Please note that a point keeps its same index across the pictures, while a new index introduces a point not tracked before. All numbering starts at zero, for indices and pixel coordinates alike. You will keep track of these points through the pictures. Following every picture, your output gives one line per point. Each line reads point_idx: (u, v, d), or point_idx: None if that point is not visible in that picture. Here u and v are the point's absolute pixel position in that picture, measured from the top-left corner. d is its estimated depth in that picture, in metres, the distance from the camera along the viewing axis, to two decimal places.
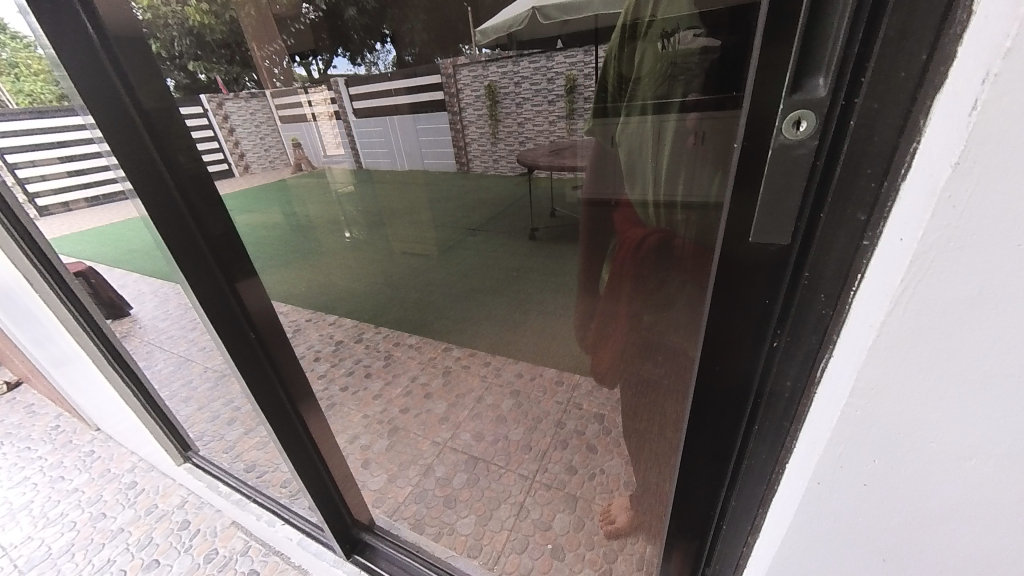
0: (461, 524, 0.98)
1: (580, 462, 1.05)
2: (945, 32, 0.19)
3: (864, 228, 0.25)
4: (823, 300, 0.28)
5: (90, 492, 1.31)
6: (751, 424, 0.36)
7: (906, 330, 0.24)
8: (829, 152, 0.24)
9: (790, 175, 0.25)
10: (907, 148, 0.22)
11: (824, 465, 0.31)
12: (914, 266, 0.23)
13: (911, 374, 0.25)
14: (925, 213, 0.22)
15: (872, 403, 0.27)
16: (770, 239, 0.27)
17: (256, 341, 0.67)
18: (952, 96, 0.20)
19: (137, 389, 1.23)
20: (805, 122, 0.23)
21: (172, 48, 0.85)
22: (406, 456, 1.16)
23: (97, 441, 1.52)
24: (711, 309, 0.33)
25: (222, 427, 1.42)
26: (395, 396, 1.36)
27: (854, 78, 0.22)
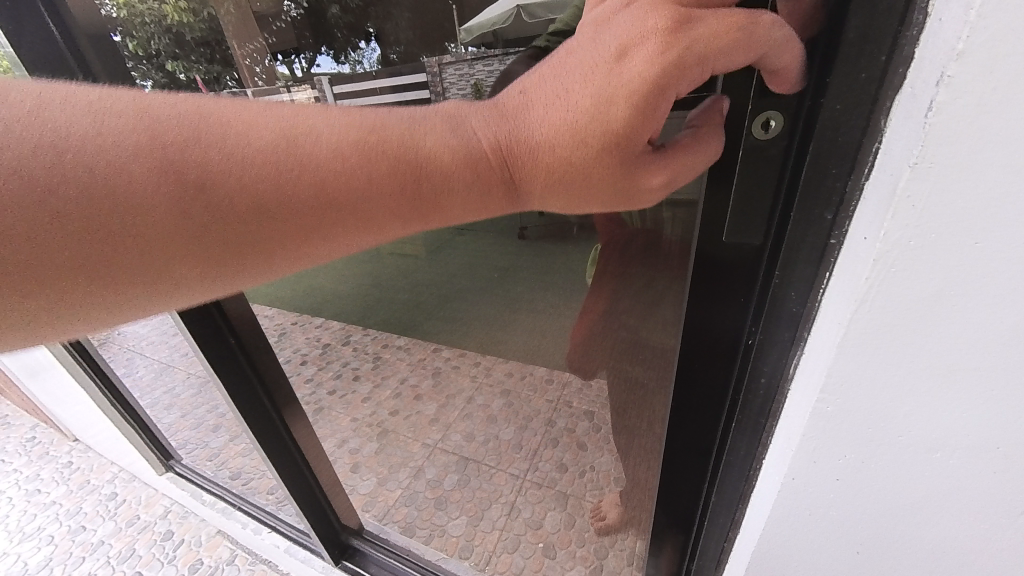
0: (451, 526, 1.01)
1: (571, 459, 1.04)
2: (905, 32, 0.20)
3: (831, 226, 0.27)
4: (794, 298, 0.30)
5: (69, 504, 1.28)
6: (729, 419, 0.39)
7: (873, 327, 0.24)
8: (798, 153, 0.27)
9: (761, 174, 0.28)
10: (870, 146, 0.23)
11: (798, 461, 0.31)
12: (878, 264, 0.22)
13: (878, 371, 0.25)
14: (887, 212, 0.21)
15: (841, 399, 0.27)
16: (742, 238, 0.30)
17: (236, 346, 0.67)
18: (910, 96, 0.20)
19: (116, 399, 1.19)
20: (773, 123, 0.26)
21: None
22: (395, 458, 1.19)
23: (75, 452, 1.46)
24: (691, 312, 0.36)
25: (207, 434, 1.38)
26: (385, 398, 1.37)
27: (818, 82, 0.24)
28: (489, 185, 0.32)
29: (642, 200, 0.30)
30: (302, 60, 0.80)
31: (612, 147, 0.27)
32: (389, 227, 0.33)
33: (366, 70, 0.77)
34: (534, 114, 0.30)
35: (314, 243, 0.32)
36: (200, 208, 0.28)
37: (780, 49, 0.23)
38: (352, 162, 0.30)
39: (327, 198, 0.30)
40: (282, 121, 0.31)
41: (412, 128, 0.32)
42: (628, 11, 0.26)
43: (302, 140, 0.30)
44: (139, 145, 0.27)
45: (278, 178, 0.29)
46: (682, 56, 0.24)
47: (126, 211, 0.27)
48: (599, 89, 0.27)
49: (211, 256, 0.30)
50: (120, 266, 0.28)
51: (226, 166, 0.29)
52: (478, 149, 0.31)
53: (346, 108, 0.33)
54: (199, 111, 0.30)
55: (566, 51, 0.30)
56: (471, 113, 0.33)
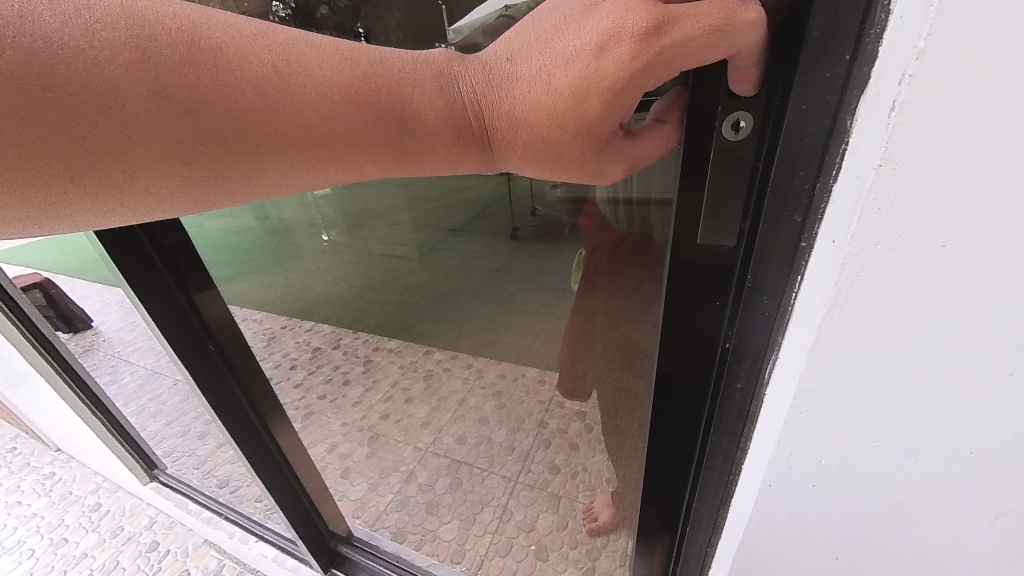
0: (443, 531, 1.01)
1: (563, 460, 1.03)
2: (868, 31, 0.19)
3: (801, 228, 0.26)
4: (767, 302, 0.30)
5: (51, 516, 1.24)
6: (710, 424, 0.40)
7: (843, 331, 0.23)
8: (768, 155, 0.27)
9: (732, 175, 0.28)
10: (838, 148, 0.22)
11: (774, 465, 0.31)
12: (846, 267, 0.22)
13: (851, 377, 0.25)
14: (854, 214, 0.21)
15: (813, 404, 0.27)
16: (715, 241, 0.31)
17: (217, 353, 0.66)
18: (876, 95, 0.19)
19: (97, 407, 1.18)
20: (743, 123, 0.27)
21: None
22: (387, 463, 1.18)
23: (58, 462, 1.42)
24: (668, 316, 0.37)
25: (195, 441, 1.35)
26: (376, 402, 1.36)
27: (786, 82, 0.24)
28: (470, 145, 0.33)
29: (597, 176, 0.34)
30: None
31: (581, 138, 0.30)
32: (367, 171, 0.34)
33: None
34: (518, 86, 0.30)
35: (299, 181, 0.32)
36: (191, 138, 0.26)
37: (746, 54, 0.24)
38: (352, 110, 0.29)
39: (315, 145, 0.29)
40: (275, 49, 0.28)
41: (404, 77, 0.31)
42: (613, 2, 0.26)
43: (298, 75, 0.28)
44: (126, 60, 0.24)
45: (271, 118, 0.28)
46: (653, 62, 0.25)
47: (107, 134, 0.24)
48: (579, 78, 0.28)
49: (194, 186, 0.28)
50: (97, 188, 0.26)
51: (224, 98, 0.26)
52: (464, 110, 0.31)
53: (339, 40, 0.31)
54: (190, 19, 0.26)
55: (553, 27, 0.29)
56: (462, 64, 0.32)
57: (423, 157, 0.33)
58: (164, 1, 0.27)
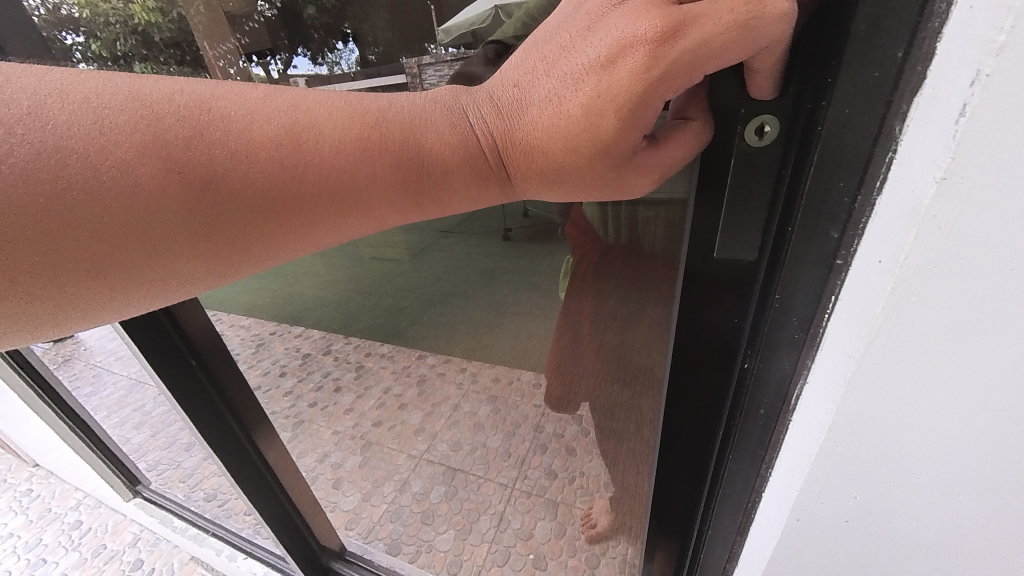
0: (438, 541, 1.05)
1: (560, 464, 0.95)
2: (924, 26, 0.19)
3: (838, 245, 0.26)
4: (795, 324, 0.30)
5: (28, 535, 1.19)
6: (722, 443, 0.42)
7: (887, 360, 0.23)
8: (793, 161, 0.28)
9: (755, 179, 0.29)
10: (885, 157, 0.22)
11: (803, 500, 0.31)
12: (896, 291, 0.22)
13: (889, 408, 0.25)
14: (908, 234, 0.20)
15: (850, 435, 0.27)
16: (737, 254, 0.32)
17: (200, 367, 0.65)
18: (932, 96, 0.19)
19: (75, 422, 1.15)
20: (768, 126, 0.27)
21: (65, 33, 0.64)
22: (381, 471, 1.19)
23: (35, 478, 1.36)
24: (688, 332, 0.39)
25: (179, 454, 1.26)
26: (369, 409, 1.33)
27: (815, 87, 0.25)
28: (483, 180, 0.34)
29: (627, 192, 0.33)
30: (279, 62, 0.73)
31: (602, 156, 0.30)
32: (387, 219, 0.36)
33: (344, 71, 0.72)
34: (527, 113, 0.31)
35: (314, 234, 0.34)
36: (206, 203, 0.29)
37: (768, 52, 0.24)
38: (359, 163, 0.32)
39: (330, 194, 0.32)
40: (285, 110, 0.32)
41: (413, 117, 0.33)
42: (623, 8, 0.27)
43: (307, 133, 0.31)
44: (139, 140, 0.27)
45: (291, 170, 0.31)
46: (670, 67, 0.25)
47: (128, 211, 0.27)
48: (591, 96, 0.28)
49: (217, 250, 0.31)
50: (120, 264, 0.28)
51: (240, 164, 0.30)
52: (477, 147, 0.33)
53: (345, 95, 0.34)
54: (201, 101, 0.30)
55: (559, 47, 0.30)
56: (469, 97, 0.34)
57: (443, 192, 0.35)
58: (170, 80, 0.31)
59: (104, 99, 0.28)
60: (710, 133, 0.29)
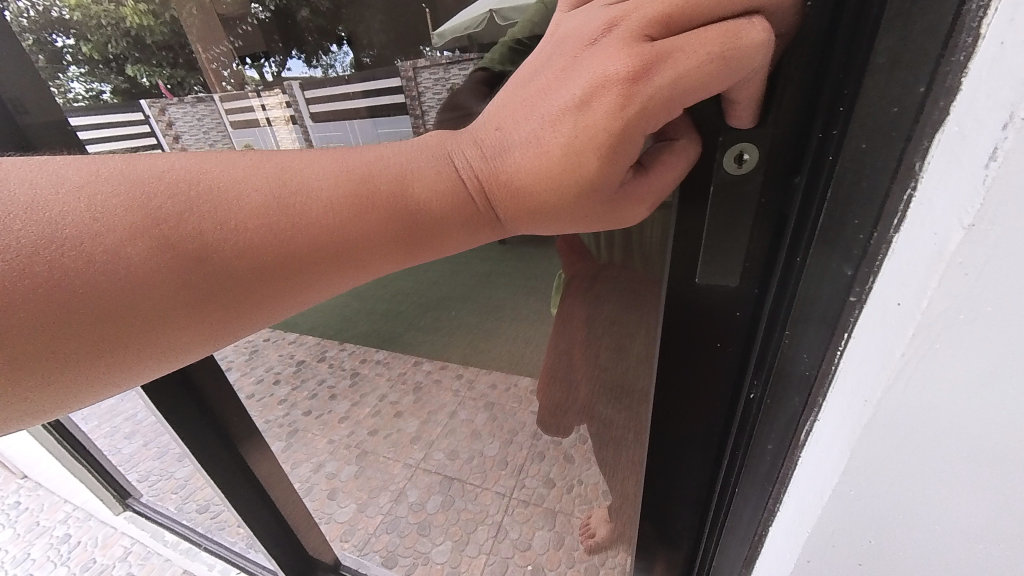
0: (437, 552, 1.04)
1: (558, 472, 0.95)
2: (947, 59, 0.18)
3: (851, 283, 0.24)
4: (806, 359, 0.29)
5: (16, 550, 1.16)
6: (727, 471, 0.43)
7: (907, 407, 0.22)
8: (771, 183, 0.29)
9: (736, 206, 0.30)
10: (903, 193, 0.20)
11: (814, 542, 0.30)
12: (917, 338, 0.20)
13: (909, 455, 0.23)
14: (930, 278, 0.19)
15: (865, 482, 0.25)
16: (719, 280, 0.34)
17: (183, 381, 0.62)
18: (956, 134, 0.18)
19: (62, 436, 1.12)
20: (748, 154, 0.28)
21: (54, 35, 0.58)
22: (376, 481, 1.17)
23: (23, 490, 1.32)
24: (685, 361, 0.39)
25: (172, 464, 1.22)
26: (364, 417, 1.29)
27: (792, 109, 0.26)
28: (478, 228, 0.32)
29: (627, 222, 0.32)
30: (274, 65, 0.73)
31: (589, 192, 0.29)
32: (382, 268, 0.33)
33: (340, 74, 0.70)
34: (511, 154, 0.30)
35: (309, 294, 0.32)
36: (196, 279, 0.28)
37: (750, 80, 0.24)
38: (348, 222, 0.30)
39: (323, 256, 0.30)
40: (271, 174, 0.30)
41: (404, 171, 0.31)
42: (605, 43, 0.26)
43: (295, 195, 0.29)
44: (129, 222, 0.26)
45: (279, 235, 0.29)
46: (647, 103, 0.25)
47: (120, 295, 0.26)
48: (569, 137, 0.27)
49: (212, 321, 0.30)
50: (120, 349, 0.27)
51: (229, 235, 0.28)
52: (466, 196, 0.31)
53: (333, 152, 0.32)
54: (192, 173, 0.29)
55: (539, 89, 0.29)
56: (455, 141, 0.32)
57: (436, 240, 0.32)
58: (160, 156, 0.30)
59: (98, 182, 0.27)
60: (694, 149, 0.29)
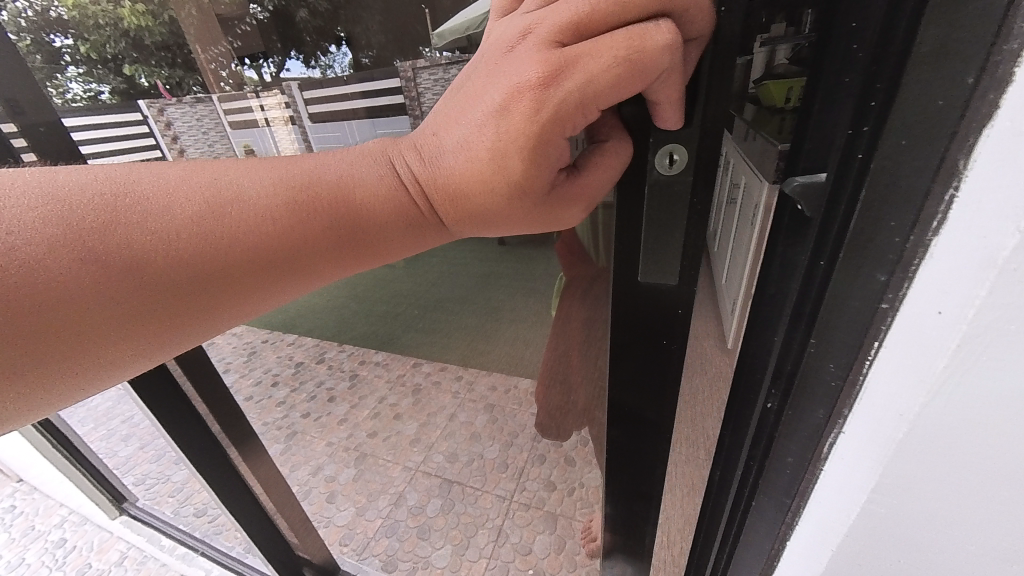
0: (437, 556, 0.94)
1: (558, 476, 1.00)
2: (999, 46, 0.15)
3: (884, 289, 0.21)
4: (833, 369, 0.26)
5: (10, 555, 1.14)
6: (745, 490, 0.38)
7: (945, 425, 0.20)
8: (701, 187, 0.28)
9: (670, 211, 0.29)
10: (944, 192, 0.18)
11: (838, 561, 0.28)
12: (959, 352, 0.19)
13: (943, 474, 0.22)
14: (979, 287, 0.17)
15: (896, 501, 0.24)
16: (660, 279, 0.32)
17: (170, 383, 0.60)
18: (1005, 131, 0.15)
19: (57, 440, 1.10)
20: (678, 155, 0.27)
21: (53, 35, 0.51)
22: (376, 484, 1.10)
23: (18, 494, 1.31)
24: (644, 367, 0.38)
25: (168, 468, 1.26)
26: (363, 419, 1.27)
27: (715, 116, 0.25)
28: (421, 233, 0.31)
29: (561, 222, 0.32)
30: (273, 65, 0.81)
31: (520, 196, 0.28)
32: (332, 275, 0.32)
33: (339, 75, 0.76)
34: (446, 159, 0.28)
35: (255, 305, 0.30)
36: (125, 297, 0.25)
37: (665, 79, 0.23)
38: (291, 230, 0.28)
39: (269, 266, 0.29)
40: (204, 182, 0.27)
41: (347, 176, 0.29)
42: (521, 50, 0.24)
43: (232, 203, 0.27)
44: (49, 236, 0.24)
45: (217, 245, 0.27)
46: (559, 107, 0.24)
47: (43, 314, 0.24)
48: (494, 140, 0.26)
49: (146, 339, 0.27)
50: (45, 372, 0.25)
51: (161, 245, 0.26)
52: (407, 200, 0.30)
53: (271, 159, 0.30)
54: (115, 182, 0.26)
55: (466, 92, 0.28)
56: (397, 145, 0.30)
57: (385, 246, 0.31)
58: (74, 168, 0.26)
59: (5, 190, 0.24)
60: (625, 149, 0.28)
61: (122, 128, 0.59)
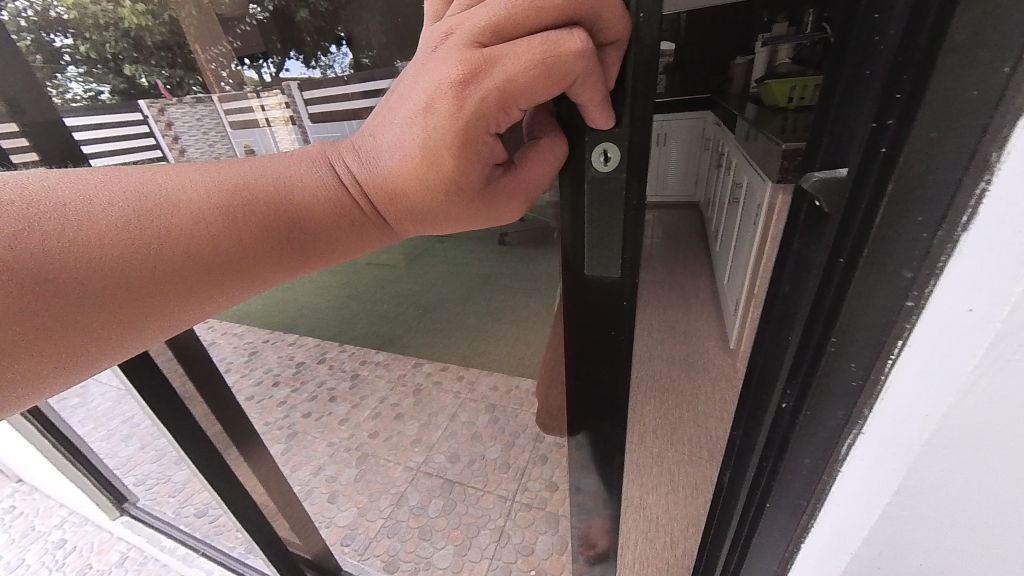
0: (438, 557, 0.91)
1: (560, 477, 1.01)
2: None
3: (908, 288, 0.21)
4: (853, 369, 0.25)
5: (10, 555, 1.14)
6: (758, 495, 0.36)
7: (975, 423, 0.21)
8: (635, 183, 0.28)
9: (610, 207, 0.29)
10: (973, 187, 0.18)
11: (858, 564, 0.29)
12: (993, 350, 0.19)
13: (967, 473, 0.23)
14: (1015, 285, 0.18)
15: (919, 501, 0.24)
16: (603, 272, 0.32)
17: (170, 385, 0.59)
18: None
19: (58, 439, 1.08)
20: (611, 153, 0.27)
21: (53, 35, 0.50)
22: (376, 485, 1.08)
23: (18, 494, 1.30)
24: (599, 368, 0.37)
25: (169, 468, 1.26)
26: (363, 420, 1.26)
27: (640, 113, 0.26)
28: (365, 232, 0.31)
29: (500, 218, 0.32)
30: (271, 64, 0.88)
31: (455, 192, 0.28)
32: (275, 279, 0.31)
33: (338, 74, 0.84)
34: (382, 160, 0.28)
35: (193, 314, 0.29)
36: (44, 302, 0.23)
37: (581, 83, 0.23)
38: (227, 233, 0.27)
39: (204, 271, 0.27)
40: (128, 186, 0.26)
41: (284, 179, 0.29)
42: (443, 51, 0.24)
43: (161, 207, 0.26)
44: None
45: (146, 250, 0.25)
46: (480, 106, 0.24)
47: None
48: (423, 138, 0.26)
49: (67, 349, 0.25)
50: None
51: (79, 253, 0.24)
52: (349, 201, 0.30)
53: (202, 165, 0.29)
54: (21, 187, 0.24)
55: (398, 94, 0.28)
56: (334, 149, 0.31)
57: (326, 249, 0.31)
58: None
59: None
60: (560, 147, 0.28)
61: (123, 126, 0.59)
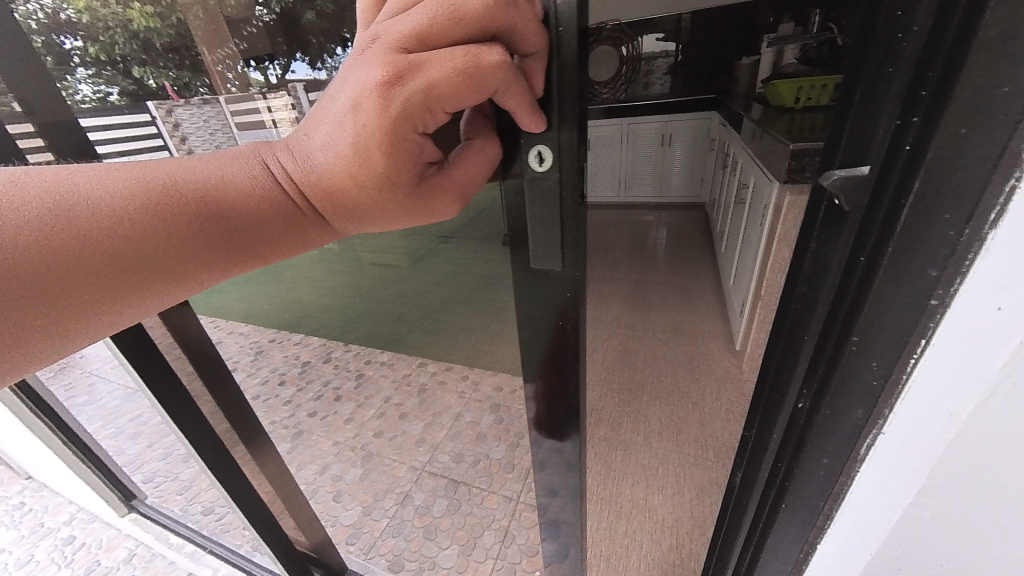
0: (442, 557, 0.91)
1: None
2: None
3: (933, 285, 0.21)
4: (874, 367, 0.25)
5: (20, 551, 1.15)
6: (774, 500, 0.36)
7: (1006, 427, 0.20)
8: (571, 181, 0.27)
9: (549, 208, 0.28)
10: (1003, 182, 0.18)
11: (878, 564, 0.29)
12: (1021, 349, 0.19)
13: (995, 479, 0.22)
14: None
15: (943, 504, 0.24)
16: (546, 261, 0.30)
17: (180, 384, 0.60)
18: None
19: (69, 437, 1.09)
20: (545, 155, 0.26)
21: (63, 37, 0.52)
22: (381, 485, 1.08)
23: (28, 491, 1.32)
24: (555, 368, 0.37)
25: (176, 465, 1.27)
26: (368, 419, 1.27)
27: (573, 116, 0.25)
28: (302, 229, 0.31)
29: (437, 217, 0.31)
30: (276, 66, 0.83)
31: (388, 189, 0.28)
32: (211, 279, 0.30)
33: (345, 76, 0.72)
34: (315, 158, 0.28)
35: (126, 314, 0.28)
36: None
37: (503, 92, 0.23)
38: (156, 230, 0.26)
39: (135, 269, 0.26)
40: (50, 182, 0.25)
41: (216, 177, 0.29)
42: (368, 53, 0.24)
43: (84, 204, 0.25)
44: None
45: (70, 248, 0.24)
46: (404, 107, 0.24)
47: None
48: (354, 136, 0.26)
49: None
50: None
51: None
52: (284, 198, 0.30)
53: (131, 164, 0.29)
54: None
55: (330, 94, 0.28)
56: (268, 148, 0.31)
57: (263, 246, 0.31)
58: None
59: None
60: (496, 150, 0.28)
61: (134, 128, 0.59)
